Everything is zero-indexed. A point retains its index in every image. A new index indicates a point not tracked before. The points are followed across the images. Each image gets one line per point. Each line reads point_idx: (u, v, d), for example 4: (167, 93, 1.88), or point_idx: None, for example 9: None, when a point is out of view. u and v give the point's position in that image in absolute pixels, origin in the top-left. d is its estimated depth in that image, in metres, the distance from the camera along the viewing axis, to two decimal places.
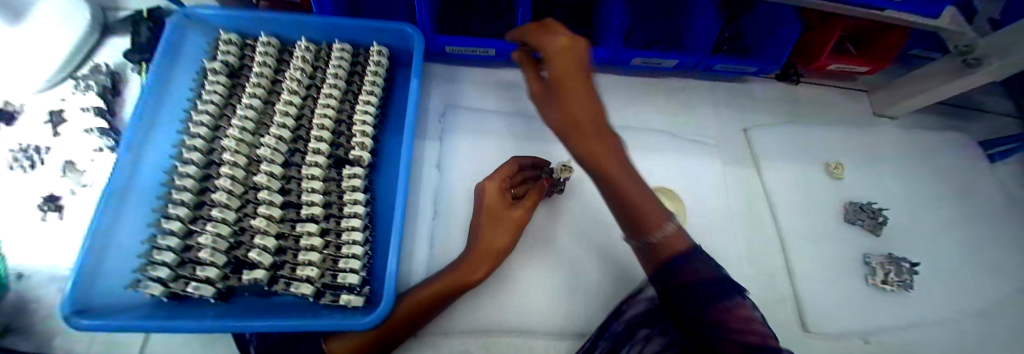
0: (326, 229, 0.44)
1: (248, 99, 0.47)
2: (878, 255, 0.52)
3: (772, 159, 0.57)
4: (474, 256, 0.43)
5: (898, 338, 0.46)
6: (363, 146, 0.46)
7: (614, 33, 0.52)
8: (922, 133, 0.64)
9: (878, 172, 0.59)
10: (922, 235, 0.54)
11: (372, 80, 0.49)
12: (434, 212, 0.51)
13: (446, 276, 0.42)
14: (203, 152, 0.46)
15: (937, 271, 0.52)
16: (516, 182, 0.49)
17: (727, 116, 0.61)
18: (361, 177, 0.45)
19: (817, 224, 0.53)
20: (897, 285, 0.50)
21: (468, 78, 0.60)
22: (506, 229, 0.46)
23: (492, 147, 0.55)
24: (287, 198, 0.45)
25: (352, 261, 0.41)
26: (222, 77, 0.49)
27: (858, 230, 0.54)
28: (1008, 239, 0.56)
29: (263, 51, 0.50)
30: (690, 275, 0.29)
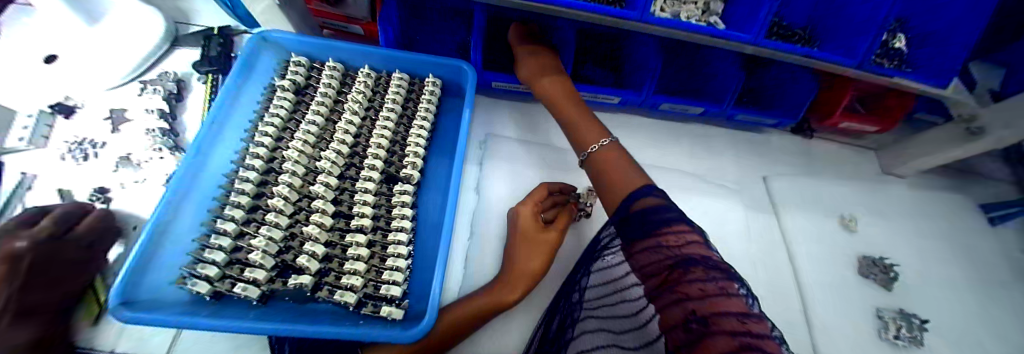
0: (372, 241, 0.46)
1: (312, 116, 0.51)
2: (890, 310, 0.54)
3: (790, 207, 0.61)
4: (511, 276, 0.46)
5: None
6: (414, 166, 0.50)
7: (648, 80, 0.58)
8: (929, 192, 0.67)
9: (890, 227, 0.62)
10: (933, 292, 0.56)
11: (426, 107, 0.54)
12: (470, 233, 0.53)
13: (482, 295, 0.44)
14: (265, 160, 0.50)
15: (951, 330, 0.53)
16: (547, 206, 0.52)
17: (747, 163, 0.65)
18: (409, 195, 0.49)
19: (833, 273, 0.56)
20: (908, 341, 0.51)
21: (509, 110, 0.65)
22: (541, 252, 0.47)
23: (529, 175, 0.59)
24: (339, 208, 0.48)
25: (397, 273, 0.43)
26: (289, 94, 0.54)
27: (871, 284, 0.56)
28: (1015, 302, 0.58)
29: (329, 74, 0.54)
30: (643, 203, 0.31)
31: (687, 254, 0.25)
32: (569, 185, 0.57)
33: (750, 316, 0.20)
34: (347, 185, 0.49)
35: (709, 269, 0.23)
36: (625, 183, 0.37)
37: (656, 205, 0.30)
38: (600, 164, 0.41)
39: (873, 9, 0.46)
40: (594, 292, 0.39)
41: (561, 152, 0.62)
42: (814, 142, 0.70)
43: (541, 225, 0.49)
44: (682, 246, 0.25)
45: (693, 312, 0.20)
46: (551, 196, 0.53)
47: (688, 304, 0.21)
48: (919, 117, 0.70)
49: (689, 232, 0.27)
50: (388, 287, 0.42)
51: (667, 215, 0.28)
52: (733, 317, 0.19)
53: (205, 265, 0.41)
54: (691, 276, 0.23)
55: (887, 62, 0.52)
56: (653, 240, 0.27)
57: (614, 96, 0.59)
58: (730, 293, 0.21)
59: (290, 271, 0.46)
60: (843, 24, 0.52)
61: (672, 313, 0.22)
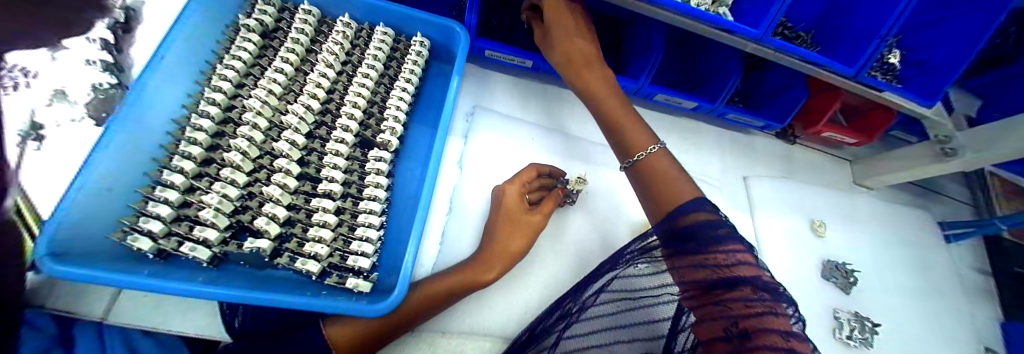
0: (341, 208, 0.43)
1: (280, 64, 0.46)
2: (846, 311, 0.57)
3: (767, 209, 0.62)
4: (488, 254, 0.44)
5: None
6: (393, 132, 0.47)
7: (647, 69, 0.56)
8: (894, 206, 0.71)
9: (856, 235, 0.65)
10: (886, 299, 0.60)
11: (411, 68, 0.50)
12: (449, 208, 0.51)
13: (458, 273, 0.43)
14: (224, 108, 0.44)
15: (896, 334, 0.58)
16: (534, 185, 0.51)
17: (732, 163, 0.66)
18: (385, 162, 0.46)
19: (802, 275, 0.58)
20: (859, 341, 0.55)
21: (500, 83, 0.62)
22: (523, 233, 0.46)
23: (515, 154, 0.57)
24: (305, 170, 0.43)
25: (366, 245, 0.40)
26: (254, 36, 0.48)
27: (831, 287, 0.59)
28: (952, 312, 0.63)
29: (302, 19, 0.49)
30: (691, 219, 0.34)
31: (736, 275, 0.30)
32: (557, 169, 0.55)
33: (789, 332, 0.27)
34: (316, 145, 0.44)
35: (755, 292, 0.29)
36: (673, 195, 0.39)
37: (707, 220, 0.34)
38: (648, 174, 0.42)
39: (875, 21, 0.46)
40: (612, 293, 0.41)
41: (551, 134, 0.60)
42: (795, 147, 0.72)
43: (524, 205, 0.48)
44: (731, 266, 0.31)
45: (740, 328, 0.27)
46: (539, 177, 0.52)
47: (735, 320, 0.28)
48: (896, 134, 0.73)
49: (737, 252, 0.32)
50: (355, 258, 0.39)
51: (718, 232, 0.33)
52: (777, 335, 0.26)
53: (147, 220, 0.36)
54: (738, 297, 0.29)
55: (880, 76, 0.54)
56: (700, 257, 0.32)
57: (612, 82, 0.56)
58: (772, 314, 0.28)
59: (247, 233, 0.42)
60: (844, 34, 0.52)
61: (720, 324, 0.29)
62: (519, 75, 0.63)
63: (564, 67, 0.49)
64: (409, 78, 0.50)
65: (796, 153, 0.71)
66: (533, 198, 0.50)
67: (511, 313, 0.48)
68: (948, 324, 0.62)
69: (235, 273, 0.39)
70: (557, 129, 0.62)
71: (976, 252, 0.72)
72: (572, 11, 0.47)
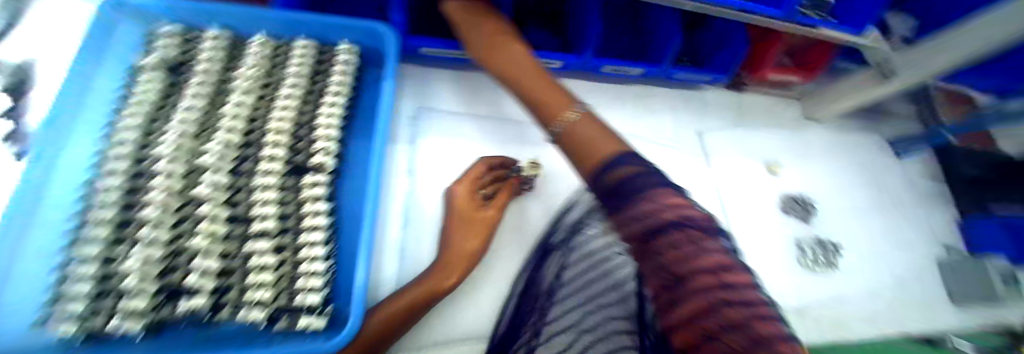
0: (283, 245, 0.40)
1: (188, 101, 0.41)
2: (809, 239, 0.61)
3: (727, 159, 0.63)
4: (448, 263, 0.43)
5: (830, 313, 0.55)
6: (327, 151, 0.44)
7: (591, 43, 0.54)
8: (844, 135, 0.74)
9: (810, 168, 0.69)
10: (843, 225, 0.65)
11: (338, 80, 0.46)
12: (404, 220, 0.49)
13: (418, 284, 0.41)
14: (133, 162, 0.40)
15: (856, 254, 0.63)
16: (486, 180, 0.50)
17: (686, 120, 0.66)
18: (323, 186, 0.44)
19: (765, 217, 0.60)
20: (822, 264, 0.59)
21: (442, 79, 0.59)
22: (477, 231, 0.46)
23: (467, 150, 0.55)
24: (235, 212, 0.40)
25: (315, 278, 0.38)
26: (157, 76, 0.44)
27: (793, 219, 0.62)
28: (904, 223, 0.70)
29: (210, 46, 0.44)
30: (621, 172, 0.34)
31: (666, 221, 0.30)
32: (511, 158, 0.53)
33: (722, 266, 0.28)
34: (242, 182, 0.41)
35: (680, 232, 0.29)
36: (593, 154, 0.38)
37: (632, 173, 0.33)
38: (573, 137, 0.40)
39: None
40: (577, 266, 0.42)
41: (500, 120, 0.58)
42: (747, 95, 0.72)
43: (477, 202, 0.48)
44: (659, 214, 0.30)
45: (676, 275, 0.28)
46: (491, 172, 0.51)
47: (669, 267, 0.29)
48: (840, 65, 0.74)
49: (667, 196, 0.31)
50: (303, 296, 0.37)
51: (641, 182, 0.32)
52: (708, 274, 0.27)
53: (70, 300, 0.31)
54: (668, 245, 0.29)
55: (813, 13, 0.54)
56: (634, 210, 0.31)
57: (554, 60, 0.54)
58: (704, 253, 0.28)
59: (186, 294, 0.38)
60: None
61: (659, 279, 0.30)
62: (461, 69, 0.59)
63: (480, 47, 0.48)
64: (336, 91, 0.46)
65: (748, 99, 0.71)
66: (488, 193, 0.49)
67: (483, 313, 0.47)
68: (897, 237, 0.68)
69: (177, 343, 0.35)
70: (507, 116, 0.59)
71: (918, 169, 0.78)
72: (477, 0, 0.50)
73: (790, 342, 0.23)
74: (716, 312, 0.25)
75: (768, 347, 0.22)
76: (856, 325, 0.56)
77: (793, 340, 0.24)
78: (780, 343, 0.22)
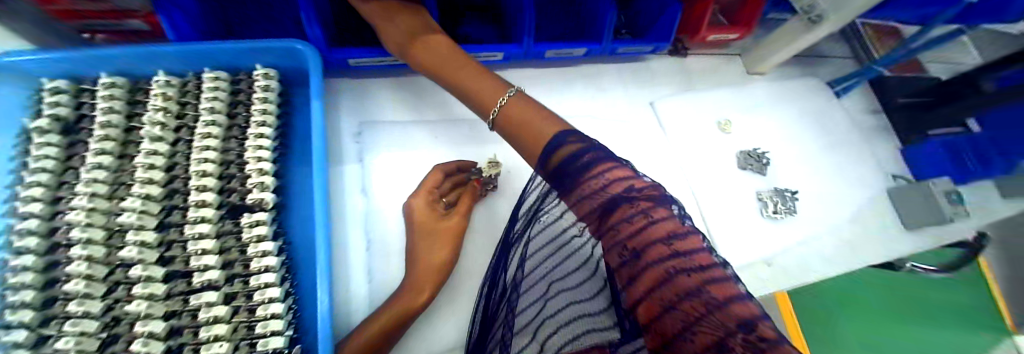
0: (231, 293, 0.38)
1: (94, 158, 0.36)
2: (768, 190, 0.64)
3: (679, 126, 0.66)
4: (415, 279, 0.43)
5: (792, 257, 0.59)
6: (264, 186, 0.42)
7: (528, 32, 0.52)
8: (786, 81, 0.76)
9: (759, 119, 0.70)
10: (798, 170, 0.67)
11: (261, 108, 0.42)
12: (367, 244, 0.48)
13: (392, 305, 0.41)
14: (44, 235, 0.34)
15: (814, 195, 0.66)
16: (443, 188, 0.49)
17: (636, 93, 0.67)
18: (267, 224, 0.41)
19: (715, 175, 0.64)
20: (784, 211, 0.62)
21: (382, 88, 0.55)
22: (443, 242, 0.46)
23: (422, 158, 0.53)
24: (172, 268, 0.37)
25: (275, 321, 0.36)
26: (54, 137, 0.37)
27: (750, 174, 0.65)
28: (858, 156, 0.71)
29: (105, 94, 0.38)
30: (564, 151, 0.35)
31: (612, 196, 0.30)
32: (466, 161, 0.52)
33: (673, 233, 0.28)
34: (174, 236, 0.38)
35: (632, 205, 0.30)
36: (535, 135, 0.39)
37: (573, 152, 0.34)
38: (511, 120, 0.42)
39: None
40: (535, 249, 0.41)
41: (452, 122, 0.56)
42: (690, 57, 0.73)
43: (437, 211, 0.47)
44: (603, 189, 0.31)
45: (630, 249, 0.28)
46: (448, 179, 0.50)
47: (624, 243, 0.28)
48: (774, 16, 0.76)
49: (611, 170, 0.32)
50: (265, 341, 0.35)
51: (584, 160, 0.33)
52: (663, 244, 0.27)
53: None
54: (623, 218, 0.29)
55: None
56: (581, 188, 0.32)
57: (494, 52, 0.53)
58: (657, 222, 0.28)
59: None
60: None
61: (616, 251, 0.30)
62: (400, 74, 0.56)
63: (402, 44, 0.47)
64: (263, 121, 0.42)
65: (692, 62, 0.73)
66: (449, 200, 0.49)
67: (459, 317, 0.48)
68: (848, 171, 0.69)
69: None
70: (456, 116, 0.57)
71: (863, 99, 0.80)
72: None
73: (740, 301, 0.24)
74: (670, 283, 0.25)
75: (718, 310, 0.22)
76: (803, 263, 0.59)
77: (740, 297, 0.25)
78: (729, 304, 0.23)
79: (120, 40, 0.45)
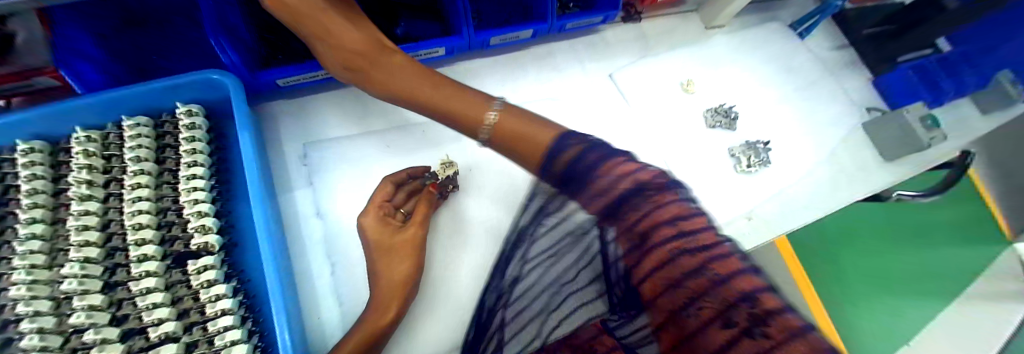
0: (192, 342, 0.33)
1: (26, 228, 0.35)
2: (740, 145, 0.55)
3: (645, 95, 0.56)
4: (379, 296, 0.36)
5: (771, 211, 0.53)
6: (205, 228, 0.37)
7: (464, 18, 0.46)
8: (777, 49, 0.65)
9: (735, 66, 0.60)
10: (772, 119, 0.59)
11: (190, 148, 0.39)
12: (331, 263, 0.42)
13: (359, 326, 0.34)
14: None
15: (790, 143, 0.58)
16: (397, 200, 0.42)
17: (594, 69, 0.56)
18: (217, 267, 0.36)
19: (701, 164, 0.54)
20: (759, 164, 0.54)
21: (321, 107, 0.49)
22: (405, 256, 0.38)
23: (378, 168, 0.47)
24: (127, 328, 0.34)
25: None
26: (39, 211, 0.37)
27: (720, 132, 0.56)
28: (836, 101, 0.64)
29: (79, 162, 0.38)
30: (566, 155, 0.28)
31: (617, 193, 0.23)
32: (417, 167, 0.45)
33: (683, 215, 0.21)
34: (125, 294, 0.35)
35: (640, 193, 0.22)
36: (533, 145, 0.32)
37: (574, 155, 0.28)
38: (507, 129, 0.35)
39: None
40: (532, 252, 0.32)
41: (405, 127, 0.49)
42: (665, 19, 0.60)
43: (393, 225, 0.40)
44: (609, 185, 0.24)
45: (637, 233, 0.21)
46: (400, 189, 0.43)
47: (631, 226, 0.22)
48: None
49: (619, 164, 0.25)
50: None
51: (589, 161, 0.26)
52: (668, 223, 0.20)
53: None
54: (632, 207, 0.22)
55: None
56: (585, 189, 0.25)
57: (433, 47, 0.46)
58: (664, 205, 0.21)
59: None
60: None
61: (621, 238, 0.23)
62: (340, 86, 0.49)
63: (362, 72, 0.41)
64: (193, 149, 0.39)
65: (673, 26, 0.60)
66: (409, 210, 0.42)
67: (443, 346, 0.40)
68: (824, 111, 0.63)
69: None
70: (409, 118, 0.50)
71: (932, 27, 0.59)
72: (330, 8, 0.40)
73: (746, 277, 0.17)
74: (671, 262, 0.19)
75: (723, 285, 0.16)
76: (789, 213, 0.53)
77: (748, 274, 0.17)
78: (731, 280, 0.16)
79: (35, 102, 0.42)
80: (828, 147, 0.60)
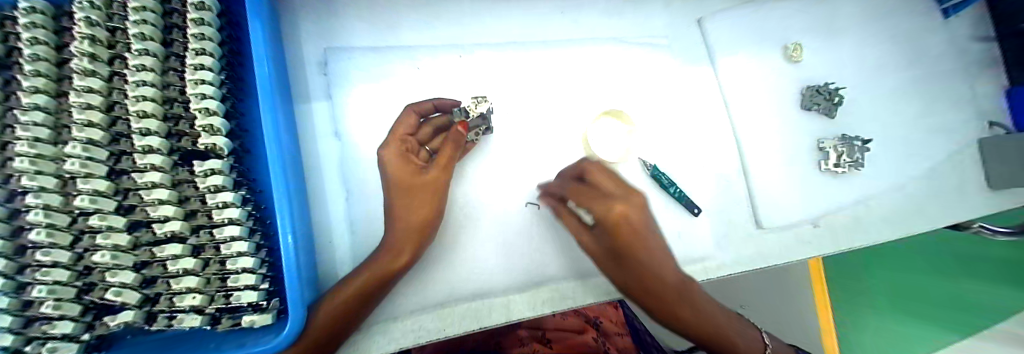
0: (199, 245, 0.31)
1: (28, 96, 0.29)
2: (831, 137, 0.46)
3: (731, 52, 0.46)
4: (393, 238, 0.32)
5: (843, 219, 0.45)
6: (213, 128, 0.32)
7: None
8: (913, 18, 0.52)
9: (843, 37, 0.50)
10: (875, 110, 0.49)
11: (195, 33, 0.32)
12: (346, 190, 0.38)
13: (369, 265, 0.31)
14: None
15: (888, 143, 0.49)
16: (421, 135, 0.36)
17: (679, 9, 0.47)
18: (224, 173, 0.31)
19: (778, 150, 0.46)
20: (848, 166, 0.45)
21: (347, 7, 0.40)
22: (427, 201, 0.33)
23: (406, 92, 0.41)
24: (134, 218, 0.31)
25: (247, 275, 0.29)
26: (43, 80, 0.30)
27: (810, 117, 0.47)
28: (965, 102, 0.51)
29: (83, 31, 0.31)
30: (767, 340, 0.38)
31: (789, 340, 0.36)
32: (447, 100, 0.38)
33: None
34: (131, 183, 0.31)
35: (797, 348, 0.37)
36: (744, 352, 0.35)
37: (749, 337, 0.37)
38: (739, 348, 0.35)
39: None
40: None
41: (443, 49, 0.42)
42: None
43: (416, 164, 0.34)
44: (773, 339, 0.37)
45: None
46: (425, 123, 0.37)
47: None
48: None
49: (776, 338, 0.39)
50: (236, 297, 0.29)
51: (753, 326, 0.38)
52: None
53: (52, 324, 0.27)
54: None
55: None
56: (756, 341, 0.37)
57: None
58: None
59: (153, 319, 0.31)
60: None
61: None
62: None
63: (639, 292, 0.33)
64: (200, 35, 0.32)
65: None
66: (434, 148, 0.37)
67: (452, 297, 0.37)
68: (948, 113, 0.51)
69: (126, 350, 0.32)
70: (451, 38, 0.43)
71: None
72: (617, 188, 0.33)
73: None
74: None
75: None
76: (863, 227, 0.45)
77: None
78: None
79: None
80: (938, 156, 0.49)
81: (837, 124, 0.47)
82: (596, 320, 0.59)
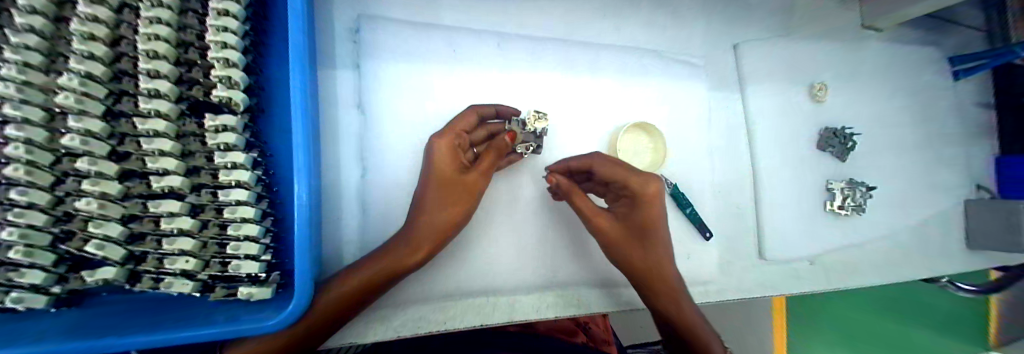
0: (198, 205, 0.29)
1: (21, 16, 0.25)
2: (839, 180, 0.48)
3: (760, 81, 0.47)
4: (412, 228, 0.31)
5: (836, 260, 0.47)
6: (231, 81, 0.30)
7: None
8: (926, 77, 0.54)
9: (864, 84, 0.51)
10: (882, 159, 0.50)
11: None
12: (362, 168, 0.36)
13: (383, 254, 0.30)
14: None
15: (889, 193, 0.50)
16: (475, 136, 0.36)
17: (718, 32, 0.47)
18: (237, 132, 0.30)
19: (790, 185, 0.47)
20: (851, 210, 0.47)
21: None
22: (457, 199, 0.33)
23: (437, 74, 0.39)
24: (129, 167, 0.28)
25: (250, 244, 0.28)
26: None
27: (824, 157, 0.48)
28: (960, 164, 0.54)
29: None
30: None
31: None
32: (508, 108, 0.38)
33: None
34: (129, 128, 0.29)
35: None
36: None
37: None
38: None
39: None
40: None
41: (480, 35, 0.41)
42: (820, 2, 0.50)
43: (460, 162, 0.34)
44: None
45: None
46: (483, 126, 0.36)
47: None
48: None
49: None
50: (236, 265, 0.27)
51: None
52: None
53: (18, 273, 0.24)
54: None
55: None
56: None
57: None
58: None
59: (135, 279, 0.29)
60: None
61: None
62: None
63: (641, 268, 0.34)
64: None
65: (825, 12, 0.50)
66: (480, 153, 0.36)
67: (456, 292, 0.36)
68: (945, 172, 0.53)
69: (100, 309, 0.30)
70: (489, 24, 0.41)
71: None
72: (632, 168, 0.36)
73: None
74: None
75: None
76: (855, 270, 0.47)
77: None
78: None
79: None
80: (930, 211, 0.52)
81: (847, 168, 0.48)
82: (585, 326, 0.59)
